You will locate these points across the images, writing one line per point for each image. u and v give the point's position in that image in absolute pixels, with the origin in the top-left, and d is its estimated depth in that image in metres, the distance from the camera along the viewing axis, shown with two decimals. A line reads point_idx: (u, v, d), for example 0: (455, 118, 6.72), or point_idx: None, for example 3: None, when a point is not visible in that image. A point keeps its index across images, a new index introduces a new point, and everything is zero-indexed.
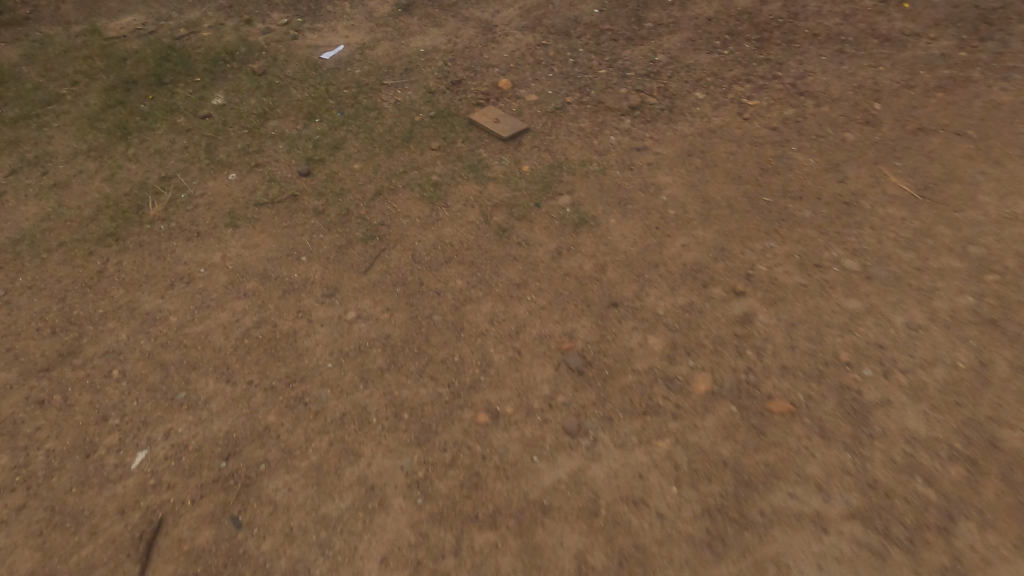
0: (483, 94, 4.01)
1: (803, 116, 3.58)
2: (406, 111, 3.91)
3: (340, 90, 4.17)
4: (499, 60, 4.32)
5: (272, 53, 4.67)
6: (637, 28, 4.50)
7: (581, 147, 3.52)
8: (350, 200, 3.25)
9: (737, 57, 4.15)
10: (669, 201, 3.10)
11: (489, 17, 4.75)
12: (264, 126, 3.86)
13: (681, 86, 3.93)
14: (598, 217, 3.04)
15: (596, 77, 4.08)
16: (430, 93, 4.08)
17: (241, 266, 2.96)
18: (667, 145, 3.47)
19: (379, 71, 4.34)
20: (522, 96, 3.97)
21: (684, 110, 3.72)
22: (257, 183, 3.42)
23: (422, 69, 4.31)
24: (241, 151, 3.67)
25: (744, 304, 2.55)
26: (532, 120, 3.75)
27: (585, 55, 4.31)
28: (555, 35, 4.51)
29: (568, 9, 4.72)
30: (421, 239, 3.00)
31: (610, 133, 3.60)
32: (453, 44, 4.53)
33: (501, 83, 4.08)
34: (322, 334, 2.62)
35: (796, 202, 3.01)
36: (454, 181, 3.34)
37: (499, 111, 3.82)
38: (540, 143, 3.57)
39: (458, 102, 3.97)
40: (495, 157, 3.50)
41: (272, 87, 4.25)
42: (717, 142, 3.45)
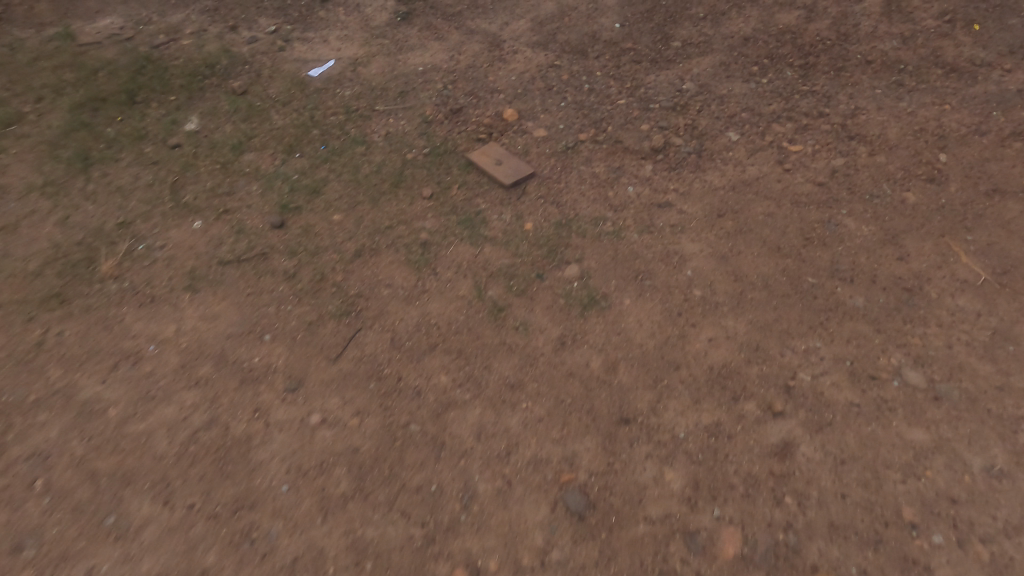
0: (485, 127, 3.54)
1: (855, 167, 3.07)
2: (398, 147, 3.46)
3: (325, 117, 3.72)
4: (505, 83, 3.84)
5: (256, 67, 4.23)
6: (662, 48, 3.98)
7: (594, 200, 3.06)
8: (325, 261, 2.83)
9: (777, 87, 3.63)
10: (695, 277, 2.64)
11: (496, 30, 4.25)
12: (239, 161, 3.44)
13: (712, 122, 3.43)
14: (610, 295, 2.60)
15: (614, 108, 3.59)
16: (426, 123, 3.63)
17: (196, 343, 2.57)
18: (694, 201, 2.99)
19: (371, 94, 3.88)
20: (529, 131, 3.50)
21: (715, 155, 3.23)
22: (224, 235, 3.01)
23: (419, 92, 3.85)
24: (209, 192, 3.26)
25: (782, 428, 2.11)
26: (539, 163, 3.29)
27: (603, 80, 3.80)
28: (569, 54, 4.01)
29: (585, 22, 4.20)
30: (403, 317, 2.59)
31: (627, 183, 3.13)
32: (455, 62, 4.05)
33: (506, 113, 3.61)
34: (279, 442, 2.23)
35: (847, 286, 2.54)
36: (446, 239, 2.91)
37: (503, 150, 3.36)
38: (547, 193, 3.11)
39: (456, 136, 3.52)
40: (494, 209, 3.06)
41: (253, 111, 3.82)
42: (753, 199, 2.97)
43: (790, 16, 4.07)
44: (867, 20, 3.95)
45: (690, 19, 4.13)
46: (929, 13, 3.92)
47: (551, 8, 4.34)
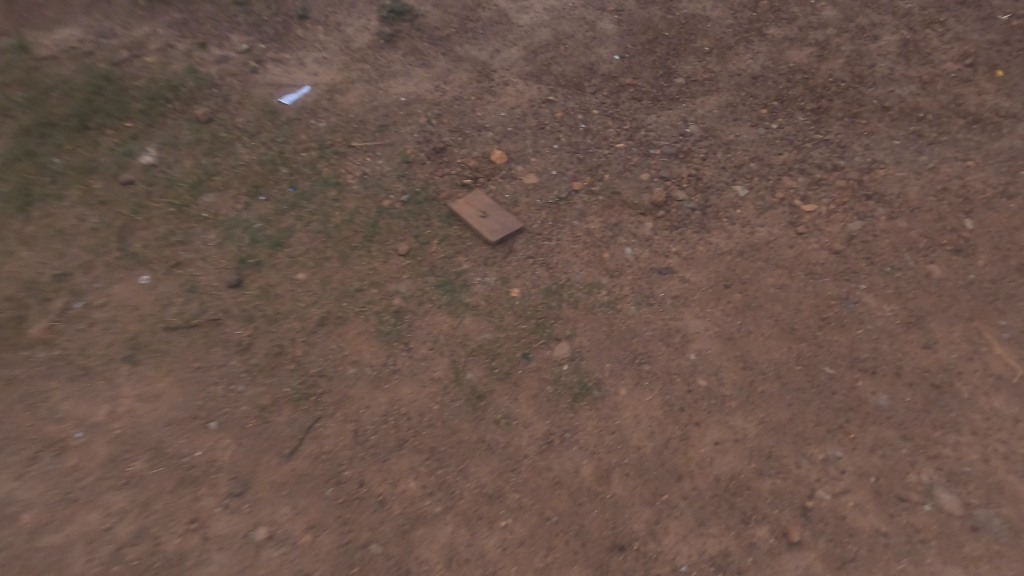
0: (470, 171, 3.24)
1: (873, 233, 2.81)
2: (374, 191, 3.15)
3: (296, 153, 3.40)
4: (494, 119, 3.54)
5: (223, 91, 3.88)
6: (665, 85, 3.69)
7: (588, 262, 2.77)
8: (285, 330, 2.52)
9: (788, 134, 3.35)
10: (699, 362, 2.36)
11: (486, 58, 3.94)
12: (196, 203, 3.11)
13: (718, 173, 3.15)
14: (604, 382, 2.31)
15: (611, 153, 3.31)
16: (406, 164, 3.32)
17: (130, 430, 2.24)
18: (698, 268, 2.71)
19: (347, 127, 3.56)
20: (518, 176, 3.20)
21: (721, 213, 2.95)
22: (173, 294, 2.69)
23: (399, 127, 3.54)
24: (160, 240, 2.93)
25: (798, 563, 1.85)
26: (529, 216, 2.99)
27: (600, 118, 3.51)
28: (564, 88, 3.71)
29: (582, 52, 3.91)
30: (369, 404, 2.28)
31: (625, 243, 2.84)
32: (441, 93, 3.74)
33: (494, 155, 3.31)
34: (217, 564, 1.92)
35: (868, 379, 2.27)
36: (423, 306, 2.60)
37: (489, 199, 3.06)
38: (536, 253, 2.82)
39: (438, 180, 3.21)
40: (477, 271, 2.76)
41: (216, 143, 3.48)
42: (763, 267, 2.69)
43: (801, 53, 3.80)
44: (884, 61, 3.69)
45: (695, 52, 3.85)
46: (950, 54, 3.67)
47: (546, 36, 4.04)
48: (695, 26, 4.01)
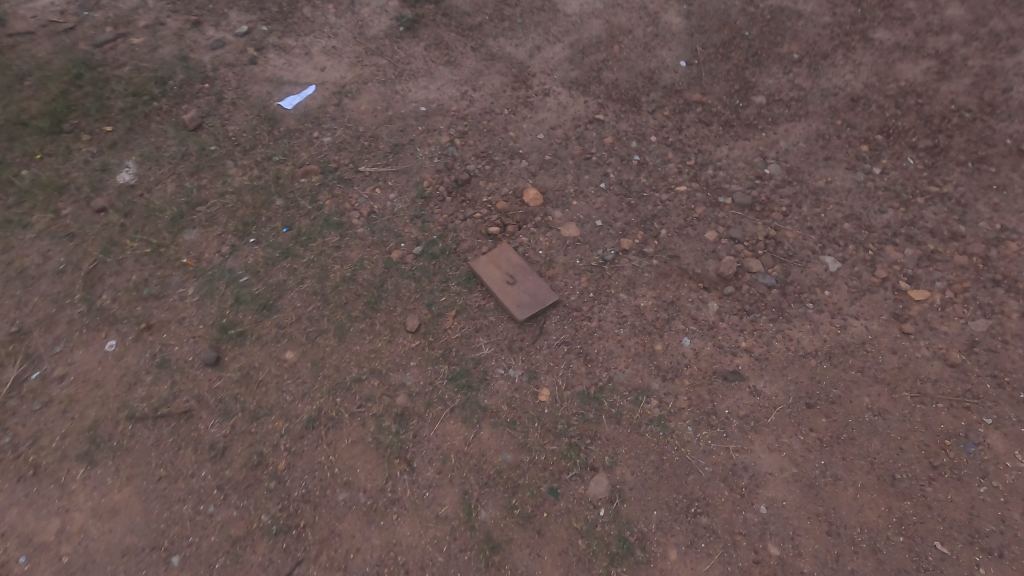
0: (498, 215, 2.70)
1: (1003, 338, 2.21)
2: (382, 238, 2.64)
3: (293, 178, 2.88)
4: (529, 143, 2.95)
5: (217, 88, 3.33)
6: (740, 105, 3.01)
7: (634, 356, 2.26)
8: (266, 431, 2.10)
9: (894, 184, 2.70)
10: (770, 518, 1.89)
11: (524, 57, 3.29)
12: (176, 243, 2.65)
13: (802, 236, 2.55)
14: (648, 539, 1.88)
15: (670, 197, 2.71)
16: (422, 200, 2.78)
17: (80, 558, 1.91)
18: (773, 376, 2.18)
19: (356, 144, 3.01)
20: (555, 226, 2.65)
21: (804, 295, 2.38)
22: (141, 370, 2.28)
23: (416, 149, 2.97)
24: (132, 292, 2.50)
25: None
26: (565, 284, 2.47)
27: (658, 149, 2.88)
28: (616, 104, 3.06)
29: (640, 55, 3.22)
30: (361, 546, 1.89)
31: (681, 332, 2.32)
32: (468, 103, 3.13)
33: (527, 193, 2.75)
34: None
35: (992, 564, 1.78)
36: (432, 407, 2.15)
37: (518, 258, 2.54)
38: (572, 338, 2.33)
39: (459, 225, 2.68)
40: (500, 359, 2.28)
41: (204, 160, 2.98)
42: (856, 381, 2.15)
43: (914, 68, 3.05)
44: None
45: (780, 61, 3.13)
46: None
47: (597, 30, 3.34)
48: (782, 25, 3.26)
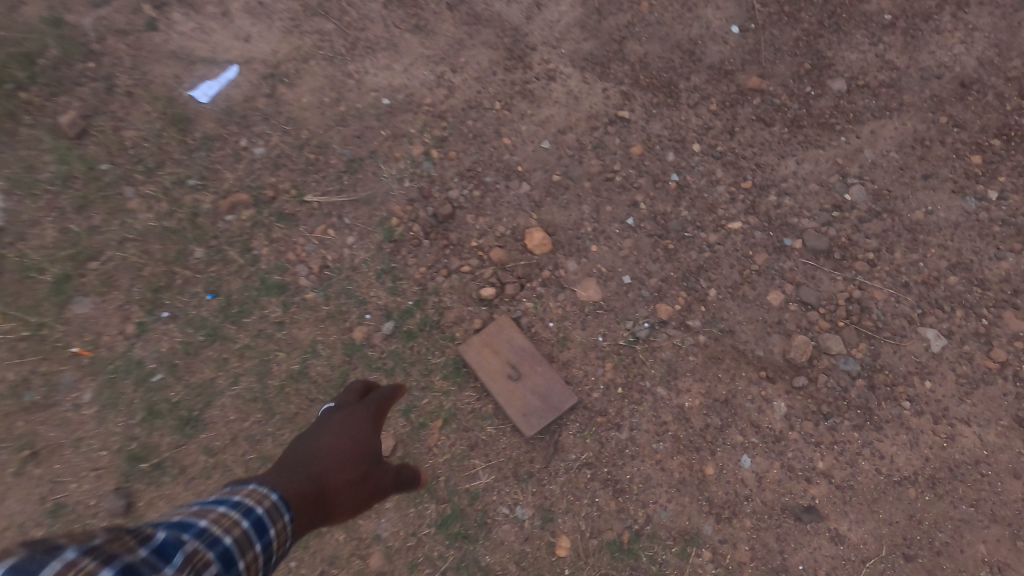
0: (494, 269, 2.04)
1: None
2: (340, 307, 2.00)
3: (216, 216, 2.15)
4: (531, 156, 2.21)
5: (105, 68, 2.43)
6: (813, 93, 2.24)
7: (679, 485, 1.75)
8: None
9: (1015, 216, 2.03)
10: None
11: (520, 20, 2.41)
12: (62, 322, 1.99)
13: (896, 298, 1.93)
14: None
15: (721, 238, 2.04)
16: (391, 246, 2.09)
17: None
18: (859, 515, 1.70)
19: (299, 159, 2.25)
20: (570, 285, 2.01)
21: (899, 389, 1.81)
22: (28, 521, 1.80)
23: (380, 166, 2.22)
24: (6, 403, 1.88)
25: None
26: (586, 375, 1.89)
27: (703, 163, 2.16)
28: (645, 92, 2.28)
29: (679, 17, 2.37)
30: None
31: (740, 446, 1.78)
32: (446, 94, 2.32)
33: (530, 234, 2.07)
34: None
35: None
36: (416, 570, 1.71)
37: (523, 339, 1.93)
38: (598, 459, 1.78)
39: (442, 285, 2.03)
40: (503, 492, 1.77)
41: (94, 187, 2.21)
42: (968, 522, 1.69)
43: None
44: None
45: (866, 25, 2.31)
46: None
47: None
48: None
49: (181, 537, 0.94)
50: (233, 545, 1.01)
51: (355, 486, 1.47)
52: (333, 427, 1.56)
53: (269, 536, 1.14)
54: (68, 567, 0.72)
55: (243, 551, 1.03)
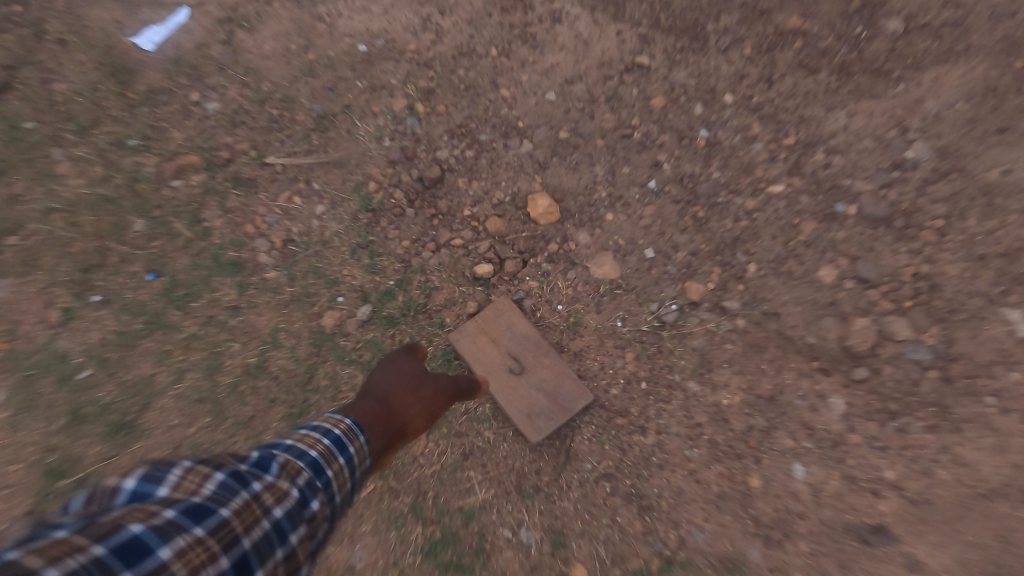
0: (491, 242, 1.72)
1: None
2: (306, 288, 1.67)
3: (159, 181, 1.81)
4: (536, 112, 1.85)
5: (32, 13, 1.90)
6: (865, 34, 1.73)
7: (718, 501, 1.47)
8: None
9: None
10: None
11: None
12: None
13: (969, 275, 1.51)
14: None
15: (763, 206, 1.72)
16: (369, 216, 1.77)
17: None
18: (940, 537, 1.40)
19: (260, 115, 1.89)
20: (581, 261, 1.70)
21: (980, 385, 1.45)
22: None
23: (355, 123, 1.86)
24: None
25: None
26: (600, 369, 1.60)
27: (736, 117, 1.81)
28: (668, 34, 1.86)
29: None
30: None
31: (790, 452, 1.48)
32: (434, 40, 1.89)
33: (532, 201, 1.74)
34: None
35: None
36: None
37: (526, 325, 1.63)
38: (618, 470, 1.51)
39: (429, 263, 1.71)
40: (505, 511, 1.51)
41: (15, 149, 1.82)
42: None
43: None
44: None
45: None
46: None
47: None
48: None
49: (271, 453, 0.99)
50: (319, 457, 1.03)
51: (425, 400, 1.37)
52: (387, 358, 1.47)
53: (350, 450, 1.11)
54: (177, 484, 0.83)
55: (331, 462, 1.04)
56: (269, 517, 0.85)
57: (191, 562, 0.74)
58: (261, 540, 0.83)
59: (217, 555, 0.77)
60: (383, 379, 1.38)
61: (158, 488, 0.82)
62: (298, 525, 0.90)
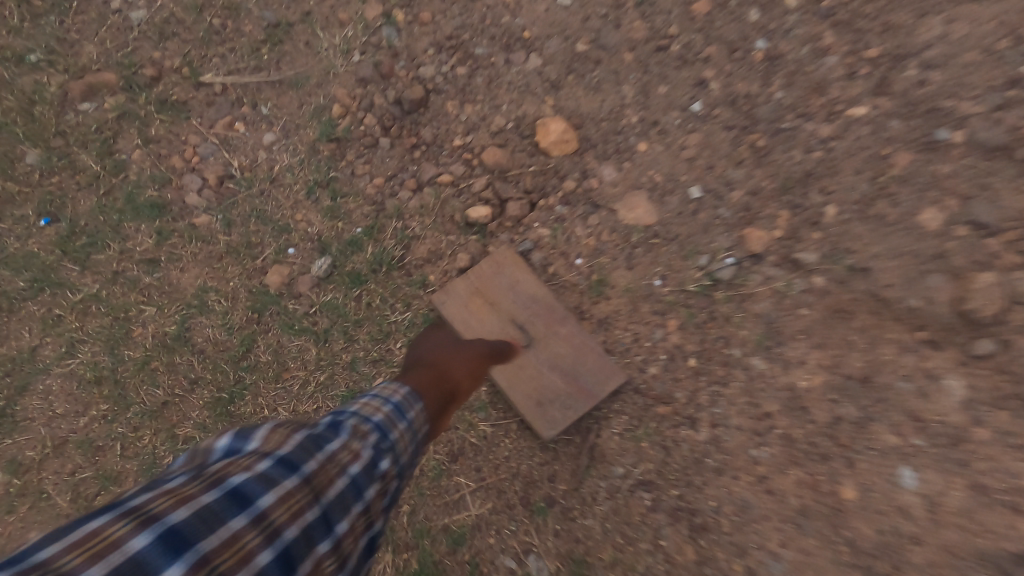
0: (489, 178, 1.33)
1: None
2: (248, 236, 1.29)
3: (66, 104, 1.40)
4: (549, 18, 1.40)
5: None
6: None
7: (797, 520, 1.10)
8: None
9: None
10: None
11: None
12: None
13: None
14: None
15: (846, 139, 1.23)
16: (330, 148, 1.36)
17: None
18: None
19: (192, 23, 1.44)
20: (607, 202, 1.30)
21: None
22: None
23: (317, 34, 1.42)
24: None
25: None
26: (632, 343, 1.23)
27: (802, 25, 1.31)
28: None
29: None
30: None
31: (895, 453, 1.08)
32: None
33: (542, 127, 1.34)
34: None
35: None
36: None
37: (535, 283, 1.24)
38: (660, 476, 1.15)
39: (408, 205, 1.32)
40: (507, 533, 1.17)
41: None
42: None
43: None
44: None
45: None
46: None
47: None
48: None
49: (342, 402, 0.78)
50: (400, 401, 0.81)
51: (467, 359, 1.05)
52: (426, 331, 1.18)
53: (415, 411, 0.83)
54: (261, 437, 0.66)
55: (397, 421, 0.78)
56: (351, 468, 0.66)
57: (289, 515, 0.59)
58: (351, 493, 0.66)
59: (305, 508, 0.61)
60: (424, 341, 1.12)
61: (239, 438, 0.67)
62: (381, 478, 0.70)
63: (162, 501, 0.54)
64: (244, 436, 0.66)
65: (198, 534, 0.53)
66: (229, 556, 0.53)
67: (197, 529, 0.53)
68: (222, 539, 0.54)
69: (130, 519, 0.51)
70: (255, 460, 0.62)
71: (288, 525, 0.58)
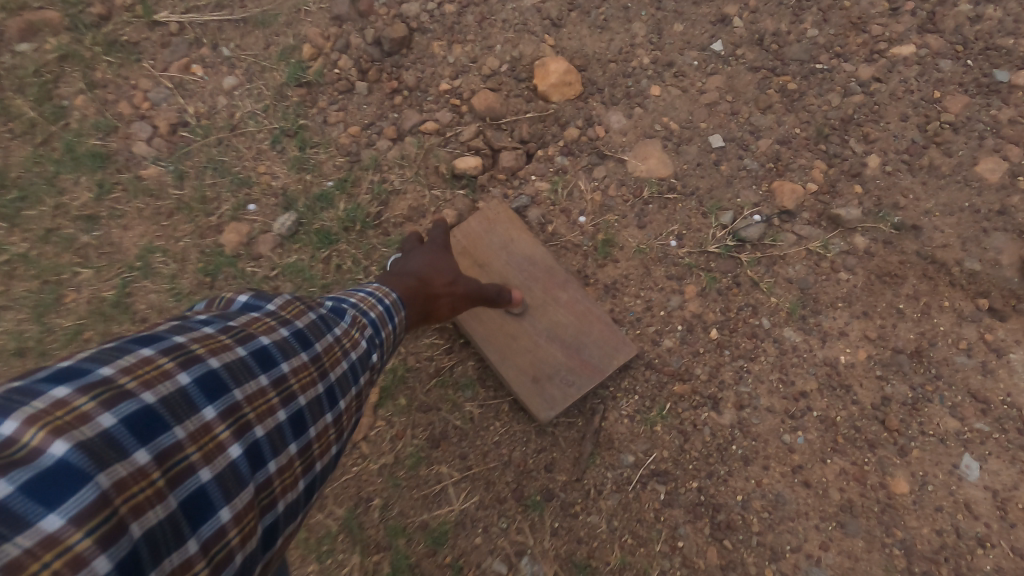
0: (480, 127, 1.17)
1: None
2: (203, 190, 1.14)
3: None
4: None
5: None
6: None
7: (838, 517, 0.94)
8: None
9: None
10: None
11: None
12: None
13: None
14: None
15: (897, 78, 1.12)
16: (300, 93, 1.19)
17: None
18: None
19: None
20: (616, 154, 1.13)
21: None
22: None
23: None
24: None
25: None
26: (644, 310, 1.05)
27: None
28: None
29: None
30: None
31: (956, 440, 0.95)
32: None
33: (541, 69, 1.17)
34: None
35: None
36: None
37: (532, 243, 1.08)
38: (677, 467, 0.98)
39: (387, 155, 1.15)
40: (496, 532, 0.99)
41: None
42: None
43: None
44: None
45: None
46: None
47: None
48: None
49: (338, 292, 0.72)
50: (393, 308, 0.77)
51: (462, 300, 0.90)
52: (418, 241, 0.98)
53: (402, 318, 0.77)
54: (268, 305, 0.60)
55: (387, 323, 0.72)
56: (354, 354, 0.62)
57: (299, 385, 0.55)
58: (355, 374, 0.62)
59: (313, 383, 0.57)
60: (418, 248, 0.95)
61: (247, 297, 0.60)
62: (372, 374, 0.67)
63: (189, 343, 0.50)
64: (256, 297, 0.60)
65: (225, 382, 0.50)
66: (253, 410, 0.51)
67: (223, 377, 0.50)
68: (245, 392, 0.51)
69: (160, 356, 0.47)
70: (271, 321, 0.57)
71: (301, 391, 0.55)
